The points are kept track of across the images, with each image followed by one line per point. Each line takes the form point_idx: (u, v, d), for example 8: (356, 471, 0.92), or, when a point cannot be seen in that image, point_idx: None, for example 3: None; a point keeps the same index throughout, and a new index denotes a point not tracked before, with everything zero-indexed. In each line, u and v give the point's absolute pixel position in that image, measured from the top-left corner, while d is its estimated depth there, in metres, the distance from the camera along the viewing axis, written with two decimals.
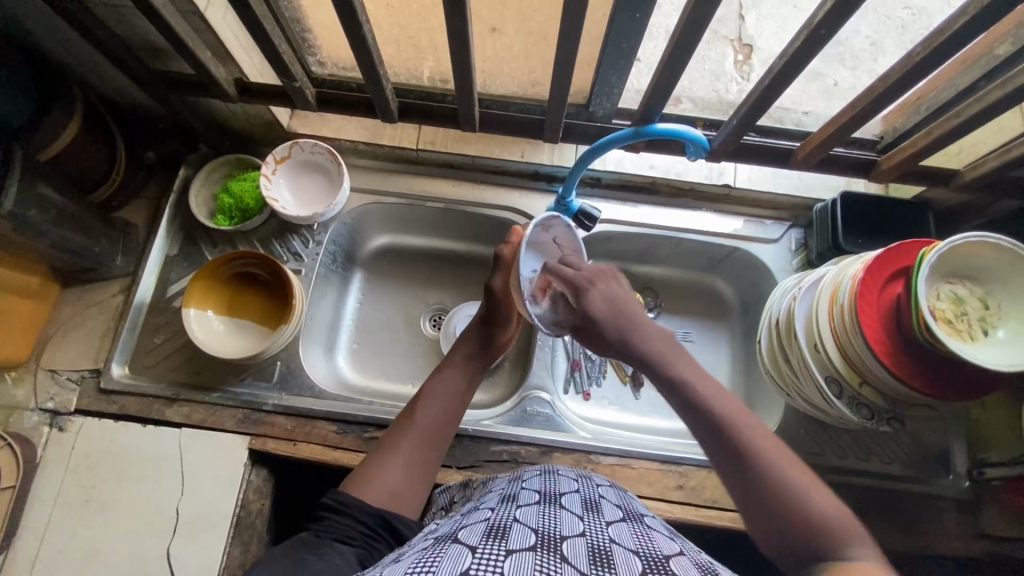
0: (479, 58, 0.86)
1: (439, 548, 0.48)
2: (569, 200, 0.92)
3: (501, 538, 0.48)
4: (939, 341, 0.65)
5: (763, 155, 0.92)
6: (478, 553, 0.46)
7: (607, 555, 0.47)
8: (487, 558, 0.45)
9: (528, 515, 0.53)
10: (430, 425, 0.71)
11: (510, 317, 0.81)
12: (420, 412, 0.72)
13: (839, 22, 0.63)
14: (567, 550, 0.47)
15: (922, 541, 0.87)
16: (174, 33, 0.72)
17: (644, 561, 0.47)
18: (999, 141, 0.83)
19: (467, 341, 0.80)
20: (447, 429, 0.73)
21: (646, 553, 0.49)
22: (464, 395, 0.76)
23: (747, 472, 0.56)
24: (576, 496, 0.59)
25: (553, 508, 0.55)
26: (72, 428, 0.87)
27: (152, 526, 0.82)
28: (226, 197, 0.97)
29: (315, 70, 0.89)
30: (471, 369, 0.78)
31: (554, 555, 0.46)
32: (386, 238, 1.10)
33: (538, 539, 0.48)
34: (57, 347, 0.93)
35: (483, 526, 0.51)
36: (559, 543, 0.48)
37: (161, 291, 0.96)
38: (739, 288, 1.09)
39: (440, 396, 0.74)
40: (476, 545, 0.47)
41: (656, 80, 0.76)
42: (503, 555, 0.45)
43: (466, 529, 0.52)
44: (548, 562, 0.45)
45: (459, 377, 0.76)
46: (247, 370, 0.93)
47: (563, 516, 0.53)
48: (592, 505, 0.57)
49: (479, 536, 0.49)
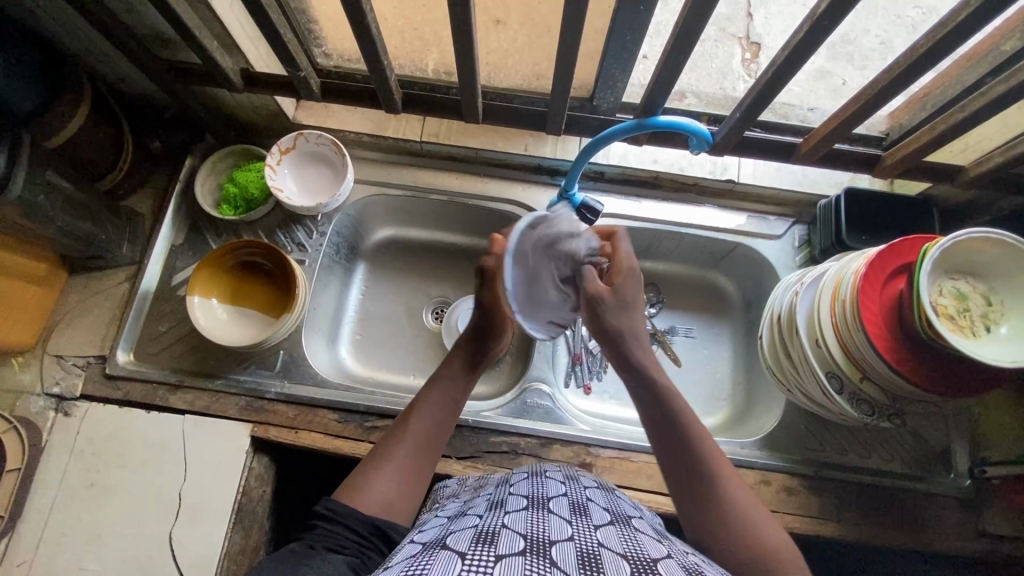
0: (484, 51, 0.86)
1: (427, 555, 0.48)
2: (572, 193, 0.92)
3: (489, 544, 0.47)
4: (942, 336, 0.64)
5: (768, 150, 0.91)
6: (467, 559, 0.45)
7: (596, 559, 0.47)
8: (477, 565, 0.44)
9: (516, 520, 0.53)
10: (424, 432, 0.71)
11: (502, 328, 0.82)
12: (413, 420, 0.72)
13: (841, 13, 0.62)
14: (556, 555, 0.47)
15: (922, 539, 0.87)
16: (182, 23, 0.73)
17: (631, 565, 0.47)
18: (1006, 136, 0.83)
19: (459, 354, 0.79)
20: (440, 440, 0.72)
21: (633, 557, 0.48)
22: (458, 403, 0.76)
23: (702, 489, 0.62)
24: (563, 500, 0.59)
25: (541, 512, 0.55)
26: (77, 413, 0.88)
27: (154, 510, 0.83)
28: (231, 187, 0.97)
29: (321, 62, 0.89)
30: (461, 379, 0.78)
31: (543, 560, 0.45)
32: (391, 230, 1.11)
33: (527, 544, 0.48)
34: (62, 333, 0.94)
35: (471, 532, 0.51)
36: (548, 548, 0.48)
37: (166, 278, 0.97)
38: (742, 284, 1.09)
39: (432, 406, 0.74)
40: (464, 552, 0.46)
41: (658, 74, 0.76)
42: (492, 562, 0.44)
43: (453, 536, 0.51)
44: (537, 566, 0.44)
45: (452, 388, 0.76)
46: (250, 358, 0.93)
47: (550, 520, 0.53)
48: (580, 509, 0.57)
49: (467, 543, 0.48)
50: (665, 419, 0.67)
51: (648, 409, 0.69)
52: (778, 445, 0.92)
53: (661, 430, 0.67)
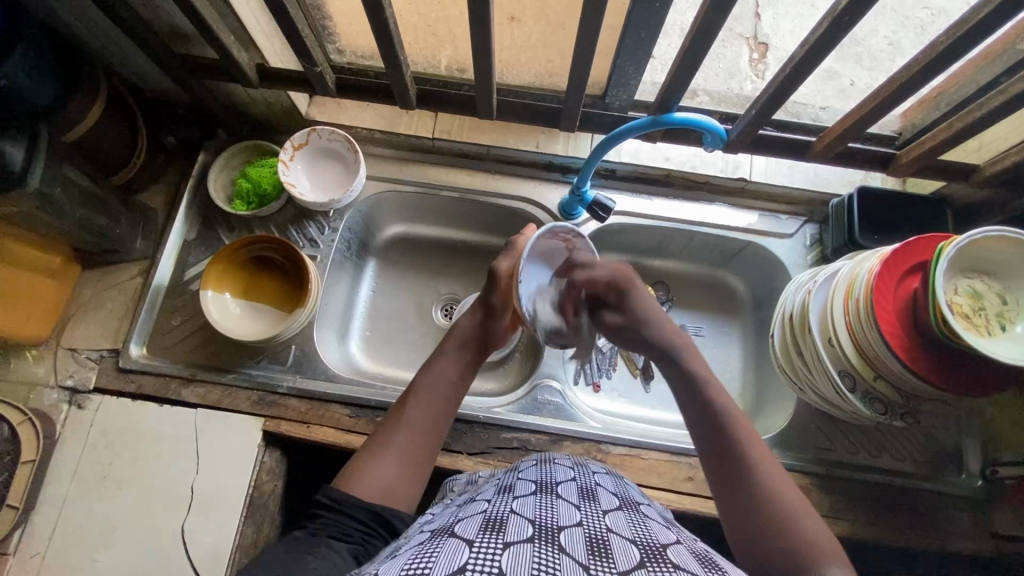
0: (498, 47, 0.86)
1: (435, 543, 0.47)
2: (583, 190, 0.95)
3: (497, 531, 0.47)
4: (958, 336, 0.64)
5: (782, 148, 0.91)
6: (475, 547, 0.45)
7: (605, 543, 0.47)
8: (484, 552, 0.44)
9: (525, 506, 0.53)
10: (425, 412, 0.72)
11: (506, 308, 0.82)
12: (414, 401, 0.73)
13: (862, 10, 0.62)
14: (564, 540, 0.47)
15: (933, 538, 0.86)
16: (200, 17, 0.73)
17: (642, 551, 0.47)
18: (1019, 136, 0.83)
19: (460, 330, 0.80)
20: (442, 422, 0.73)
21: (643, 542, 0.48)
22: (458, 383, 0.76)
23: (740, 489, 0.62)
24: (571, 484, 0.59)
25: (550, 497, 0.55)
26: (91, 406, 0.88)
27: (167, 503, 0.83)
28: (244, 183, 0.98)
29: (334, 58, 0.90)
30: (460, 364, 0.77)
31: (552, 547, 0.45)
32: (401, 227, 1.11)
33: (535, 531, 0.47)
34: (76, 327, 0.94)
35: (480, 519, 0.51)
36: (557, 533, 0.48)
37: (179, 273, 0.97)
38: (753, 284, 1.08)
39: (431, 386, 0.74)
40: (472, 539, 0.46)
41: (674, 70, 0.76)
42: (501, 549, 0.44)
43: (461, 523, 0.51)
44: (546, 553, 0.44)
45: (452, 367, 0.77)
46: (262, 352, 0.94)
47: (560, 505, 0.53)
48: (589, 493, 0.58)
49: (475, 530, 0.48)
50: (704, 418, 0.68)
51: (692, 410, 0.69)
52: (789, 443, 0.92)
53: (699, 420, 0.68)
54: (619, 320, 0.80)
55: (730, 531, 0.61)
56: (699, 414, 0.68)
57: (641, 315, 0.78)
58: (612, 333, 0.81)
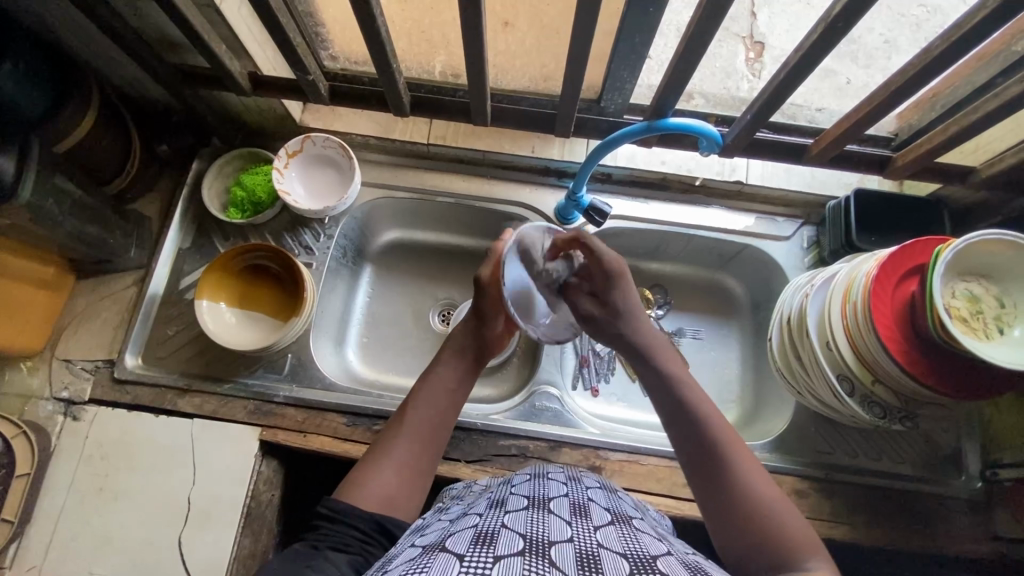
0: (492, 52, 0.86)
1: (426, 557, 0.47)
2: (579, 196, 0.95)
3: (488, 545, 0.47)
4: (956, 341, 0.64)
5: (777, 151, 0.90)
6: (465, 561, 0.44)
7: (594, 559, 0.46)
8: (475, 567, 0.43)
9: (516, 521, 0.52)
10: (426, 421, 0.71)
11: (498, 312, 0.81)
12: (413, 410, 0.72)
13: (856, 15, 0.62)
14: (555, 555, 0.46)
15: (935, 541, 0.86)
16: (190, 25, 0.73)
17: (631, 563, 0.46)
18: (1016, 137, 0.83)
19: (456, 339, 0.80)
20: (442, 431, 0.72)
21: (634, 556, 0.48)
22: (457, 390, 0.76)
23: (715, 480, 0.60)
24: (564, 500, 0.59)
25: (541, 513, 0.54)
26: (86, 417, 0.88)
27: (164, 513, 0.83)
28: (239, 190, 0.97)
29: (328, 64, 0.90)
30: (457, 373, 0.77)
31: (542, 561, 0.45)
32: (396, 232, 1.11)
33: (526, 545, 0.47)
34: (71, 337, 0.94)
35: (471, 533, 0.50)
36: (547, 548, 0.47)
37: (174, 282, 0.97)
38: (750, 286, 1.08)
39: (431, 394, 0.74)
40: (462, 554, 0.46)
41: (670, 73, 0.75)
42: (491, 563, 0.44)
43: (453, 537, 0.51)
44: (536, 567, 0.44)
45: (450, 376, 0.76)
46: (259, 362, 0.93)
47: (550, 520, 0.53)
48: (580, 509, 0.57)
49: (465, 544, 0.48)
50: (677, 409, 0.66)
51: (662, 399, 0.68)
52: (787, 447, 0.91)
53: (670, 410, 0.66)
54: (598, 309, 0.75)
55: (709, 525, 0.60)
56: (674, 406, 0.66)
57: (620, 306, 0.74)
58: (587, 319, 0.76)
